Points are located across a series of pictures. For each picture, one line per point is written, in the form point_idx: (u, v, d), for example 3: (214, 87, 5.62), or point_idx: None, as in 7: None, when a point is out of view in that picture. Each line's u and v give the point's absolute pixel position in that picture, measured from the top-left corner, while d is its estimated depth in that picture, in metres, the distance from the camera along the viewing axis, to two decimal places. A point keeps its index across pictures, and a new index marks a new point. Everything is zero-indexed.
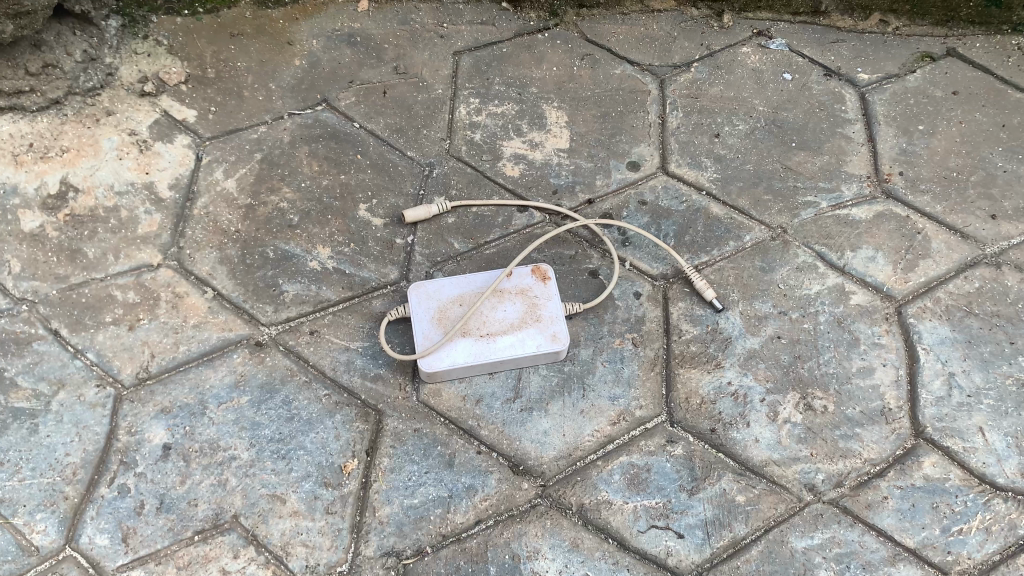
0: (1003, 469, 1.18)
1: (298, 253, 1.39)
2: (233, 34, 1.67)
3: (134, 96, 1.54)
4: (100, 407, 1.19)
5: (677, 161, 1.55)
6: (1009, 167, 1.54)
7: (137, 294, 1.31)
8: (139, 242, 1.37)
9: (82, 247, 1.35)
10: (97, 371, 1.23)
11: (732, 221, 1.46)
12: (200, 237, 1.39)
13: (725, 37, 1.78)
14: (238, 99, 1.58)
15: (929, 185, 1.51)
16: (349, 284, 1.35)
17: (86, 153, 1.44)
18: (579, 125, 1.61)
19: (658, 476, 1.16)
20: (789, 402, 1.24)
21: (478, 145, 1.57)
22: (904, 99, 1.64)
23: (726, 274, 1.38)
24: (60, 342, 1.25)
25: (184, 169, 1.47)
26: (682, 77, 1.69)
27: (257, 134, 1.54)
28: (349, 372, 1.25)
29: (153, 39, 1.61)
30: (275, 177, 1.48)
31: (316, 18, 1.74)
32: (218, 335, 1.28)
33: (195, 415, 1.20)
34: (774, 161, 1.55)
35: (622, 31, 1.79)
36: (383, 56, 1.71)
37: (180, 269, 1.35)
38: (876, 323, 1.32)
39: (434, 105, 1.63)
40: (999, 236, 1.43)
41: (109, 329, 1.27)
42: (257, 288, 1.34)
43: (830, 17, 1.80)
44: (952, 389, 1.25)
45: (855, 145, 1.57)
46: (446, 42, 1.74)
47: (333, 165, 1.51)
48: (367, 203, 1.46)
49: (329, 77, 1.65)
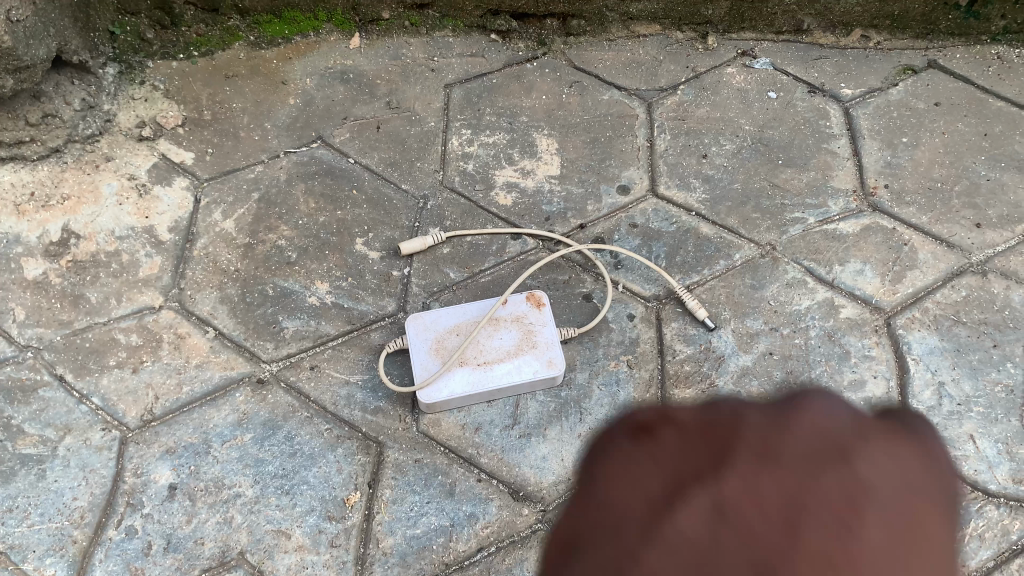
0: (995, 476, 1.19)
1: (297, 289, 1.41)
2: (227, 75, 1.70)
3: (132, 141, 1.57)
4: (107, 450, 1.22)
5: (666, 183, 1.57)
6: (992, 176, 1.56)
7: (140, 337, 1.34)
8: (141, 286, 1.40)
9: (85, 292, 1.38)
10: (103, 415, 1.26)
11: (722, 240, 1.48)
12: (200, 278, 1.42)
13: (710, 58, 1.79)
14: (234, 141, 1.61)
15: (914, 197, 1.53)
16: (347, 318, 1.38)
17: (86, 200, 1.47)
18: (569, 152, 1.63)
19: None
20: None
21: (471, 175, 1.59)
22: (888, 113, 1.67)
23: (717, 294, 1.40)
24: (66, 388, 1.28)
25: (183, 212, 1.50)
26: (669, 100, 1.71)
27: (254, 173, 1.57)
28: (350, 406, 1.28)
29: (150, 84, 1.65)
30: (272, 216, 1.51)
31: (308, 57, 1.76)
32: (221, 375, 1.31)
33: (199, 454, 1.22)
34: (761, 179, 1.57)
35: (608, 57, 1.80)
36: (375, 92, 1.73)
37: (181, 309, 1.38)
38: (866, 336, 1.34)
39: (427, 138, 1.65)
40: (984, 244, 1.45)
41: (113, 373, 1.30)
42: (258, 326, 1.37)
43: (813, 34, 1.82)
44: (942, 399, 1.27)
45: (841, 160, 1.59)
46: (437, 75, 1.76)
47: (328, 201, 1.54)
48: (363, 236, 1.49)
49: (323, 114, 1.68)
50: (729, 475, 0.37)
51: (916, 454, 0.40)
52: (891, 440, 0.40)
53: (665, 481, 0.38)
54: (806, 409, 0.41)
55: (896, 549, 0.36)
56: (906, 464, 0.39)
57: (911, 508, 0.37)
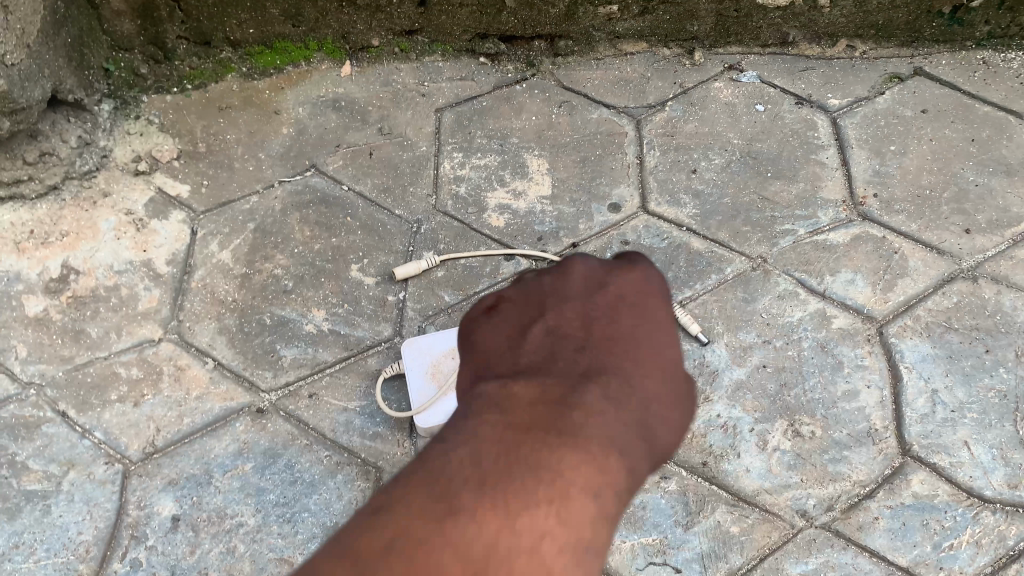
0: (990, 481, 1.21)
1: (294, 317, 1.43)
2: (221, 107, 1.71)
3: (129, 176, 1.59)
4: (110, 484, 1.24)
5: (656, 200, 1.58)
6: (980, 182, 1.57)
7: (140, 370, 1.36)
8: (140, 319, 1.41)
9: (85, 328, 1.40)
10: (105, 449, 1.27)
11: (713, 254, 1.49)
12: (199, 310, 1.43)
13: (698, 74, 1.80)
14: (229, 172, 1.62)
15: (903, 205, 1.54)
16: (344, 344, 1.40)
17: (85, 237, 1.49)
18: (560, 171, 1.65)
19: (654, 513, 1.20)
20: (778, 430, 1.27)
21: (463, 198, 1.61)
22: (875, 122, 1.68)
23: (709, 308, 1.42)
24: (69, 423, 1.30)
25: (180, 244, 1.51)
26: (657, 117, 1.72)
27: (249, 204, 1.58)
28: (348, 432, 1.29)
29: (145, 119, 1.67)
30: (268, 246, 1.52)
31: (301, 86, 1.77)
32: (221, 405, 1.32)
33: (201, 485, 1.25)
34: (750, 192, 1.59)
35: (597, 76, 1.81)
36: (367, 119, 1.73)
37: (181, 342, 1.39)
38: (859, 345, 1.35)
39: (419, 162, 1.66)
40: (975, 250, 1.46)
41: (115, 407, 1.32)
42: (256, 356, 1.38)
43: (798, 46, 1.83)
44: (936, 406, 1.29)
45: (830, 171, 1.60)
46: (427, 100, 1.76)
47: (323, 229, 1.55)
48: (358, 263, 1.51)
49: (316, 143, 1.68)
50: (551, 319, 0.64)
51: (641, 275, 0.67)
52: (626, 267, 0.68)
53: (518, 334, 0.64)
54: (572, 268, 0.68)
55: (645, 323, 0.64)
56: (638, 279, 0.67)
57: (645, 299, 0.66)
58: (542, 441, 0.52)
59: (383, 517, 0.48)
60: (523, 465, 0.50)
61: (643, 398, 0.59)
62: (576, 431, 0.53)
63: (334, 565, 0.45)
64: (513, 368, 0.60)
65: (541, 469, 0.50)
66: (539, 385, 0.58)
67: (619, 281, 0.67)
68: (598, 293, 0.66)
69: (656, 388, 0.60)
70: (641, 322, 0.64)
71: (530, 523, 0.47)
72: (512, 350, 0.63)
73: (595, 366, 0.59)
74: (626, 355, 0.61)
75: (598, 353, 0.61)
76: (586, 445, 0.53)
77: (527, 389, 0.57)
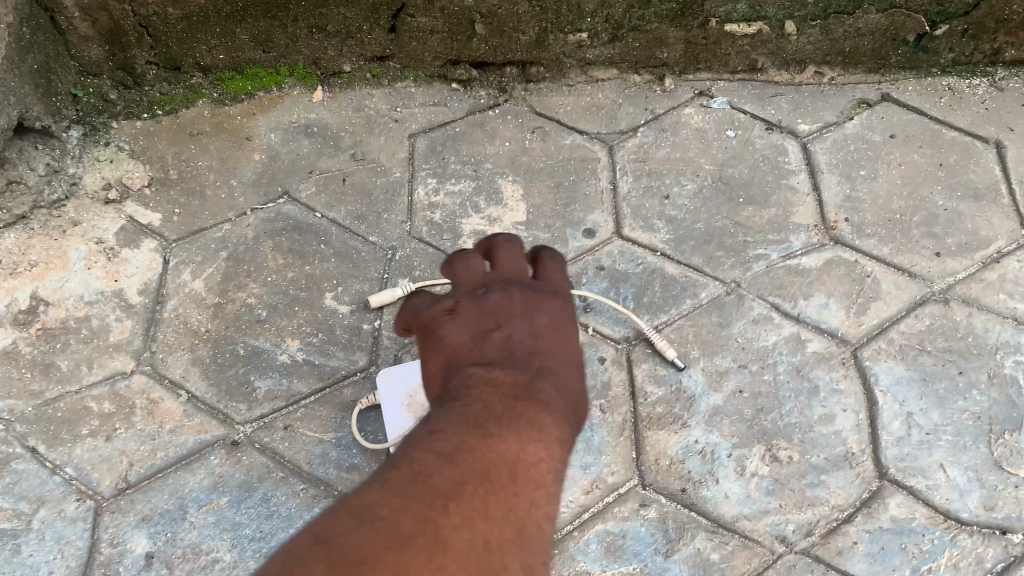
0: (966, 504, 1.22)
1: (268, 347, 1.42)
2: (192, 134, 1.69)
3: (99, 204, 1.57)
4: (82, 520, 1.22)
5: (630, 225, 1.59)
6: (949, 206, 1.59)
7: (112, 404, 1.34)
8: (112, 350, 1.39)
9: (56, 360, 1.38)
10: (77, 485, 1.25)
11: (687, 279, 1.50)
12: (172, 340, 1.42)
13: (669, 100, 1.82)
14: (201, 199, 1.60)
15: (874, 229, 1.56)
16: (319, 375, 1.39)
17: (55, 266, 1.47)
18: (534, 198, 1.65)
19: (635, 542, 1.20)
20: (756, 455, 1.28)
21: (438, 225, 1.60)
22: (845, 146, 1.70)
23: (685, 333, 1.42)
24: (39, 459, 1.28)
25: (152, 274, 1.49)
26: (630, 142, 1.73)
27: (221, 232, 1.56)
28: (325, 464, 1.29)
29: (115, 145, 1.64)
30: (241, 274, 1.51)
31: (272, 112, 1.75)
32: (195, 438, 1.31)
33: (175, 520, 1.23)
34: (723, 218, 1.60)
35: (568, 103, 1.82)
36: (339, 145, 1.72)
37: (154, 373, 1.37)
38: (834, 369, 1.36)
39: (393, 189, 1.65)
40: (945, 273, 1.48)
41: (86, 441, 1.30)
42: (230, 388, 1.37)
43: (767, 73, 1.85)
44: (912, 429, 1.30)
45: (801, 196, 1.62)
46: (400, 126, 1.76)
47: (297, 257, 1.54)
48: (332, 291, 1.50)
49: (289, 169, 1.67)
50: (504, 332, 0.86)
51: (563, 305, 0.95)
52: (551, 298, 0.95)
53: (479, 341, 0.86)
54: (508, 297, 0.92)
55: (568, 335, 0.91)
56: (560, 305, 0.95)
57: (570, 317, 0.93)
58: (520, 400, 0.76)
59: (439, 438, 0.68)
60: (506, 418, 0.72)
61: (576, 363, 0.88)
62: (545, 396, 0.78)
63: (423, 459, 0.65)
64: (484, 361, 0.83)
65: (524, 412, 0.74)
66: (507, 370, 0.80)
67: (561, 299, 0.95)
68: (537, 316, 0.90)
69: (576, 385, 0.86)
70: (565, 345, 0.89)
71: (540, 457, 0.70)
72: (479, 350, 0.85)
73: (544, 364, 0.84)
74: (560, 363, 0.86)
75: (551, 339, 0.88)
76: (558, 402, 0.79)
77: (503, 375, 0.80)
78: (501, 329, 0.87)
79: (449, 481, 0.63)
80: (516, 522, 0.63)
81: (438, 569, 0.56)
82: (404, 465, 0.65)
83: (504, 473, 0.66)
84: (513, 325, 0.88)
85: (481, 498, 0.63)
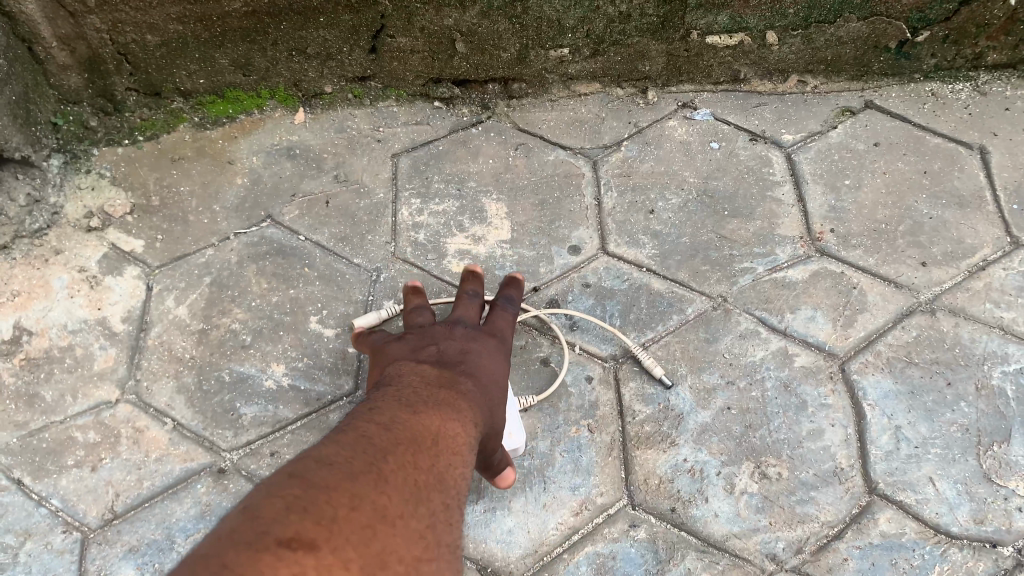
0: (956, 518, 1.22)
1: (253, 373, 1.41)
2: (174, 158, 1.69)
3: (81, 232, 1.56)
4: (68, 553, 1.21)
5: (615, 241, 1.58)
6: (935, 215, 1.59)
7: (97, 433, 1.33)
8: (96, 379, 1.38)
9: (39, 391, 1.36)
10: (63, 517, 1.24)
11: (674, 295, 1.49)
12: (156, 368, 1.41)
13: (652, 113, 1.82)
14: (184, 225, 1.60)
15: (860, 239, 1.56)
16: (305, 401, 1.38)
17: (37, 296, 1.46)
18: (519, 216, 1.64)
19: (625, 562, 1.19)
20: (744, 472, 1.27)
21: (423, 245, 1.59)
22: (829, 156, 1.70)
23: (672, 350, 1.41)
24: (24, 491, 1.26)
25: (136, 301, 1.48)
26: (614, 157, 1.73)
27: (204, 257, 1.55)
28: None
29: (96, 172, 1.63)
30: (225, 299, 1.50)
31: (253, 135, 1.75)
32: (181, 467, 1.30)
33: (163, 551, 1.22)
34: (708, 231, 1.59)
35: (552, 118, 1.82)
36: (322, 166, 1.71)
37: (139, 402, 1.36)
38: (822, 383, 1.36)
39: (377, 210, 1.64)
40: (931, 283, 1.48)
41: (71, 473, 1.29)
42: (216, 415, 1.36)
43: (750, 83, 1.85)
44: (900, 443, 1.29)
45: (786, 207, 1.61)
46: (383, 145, 1.75)
47: (281, 281, 1.53)
48: (317, 314, 1.49)
49: (271, 192, 1.66)
50: (441, 350, 1.05)
51: (495, 343, 1.13)
52: (486, 338, 1.13)
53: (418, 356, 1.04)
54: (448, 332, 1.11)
55: (497, 359, 1.09)
56: (492, 344, 1.12)
57: (499, 352, 1.12)
58: (447, 389, 0.91)
59: (375, 411, 0.81)
60: (432, 400, 0.86)
61: (497, 375, 1.05)
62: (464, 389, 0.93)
63: (362, 424, 0.76)
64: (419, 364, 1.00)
65: (448, 401, 0.88)
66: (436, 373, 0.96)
67: (494, 342, 1.13)
68: (471, 343, 1.09)
69: (499, 388, 1.02)
70: (493, 362, 1.07)
71: (458, 431, 0.83)
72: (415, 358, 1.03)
73: (470, 370, 1.00)
74: (486, 372, 1.03)
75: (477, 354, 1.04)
76: (476, 395, 0.94)
77: (432, 373, 0.96)
78: (436, 345, 1.06)
79: (383, 438, 0.73)
80: (438, 472, 0.74)
81: (382, 489, 0.65)
82: (347, 429, 0.75)
83: (430, 436, 0.78)
84: (445, 343, 1.06)
85: (412, 452, 0.73)
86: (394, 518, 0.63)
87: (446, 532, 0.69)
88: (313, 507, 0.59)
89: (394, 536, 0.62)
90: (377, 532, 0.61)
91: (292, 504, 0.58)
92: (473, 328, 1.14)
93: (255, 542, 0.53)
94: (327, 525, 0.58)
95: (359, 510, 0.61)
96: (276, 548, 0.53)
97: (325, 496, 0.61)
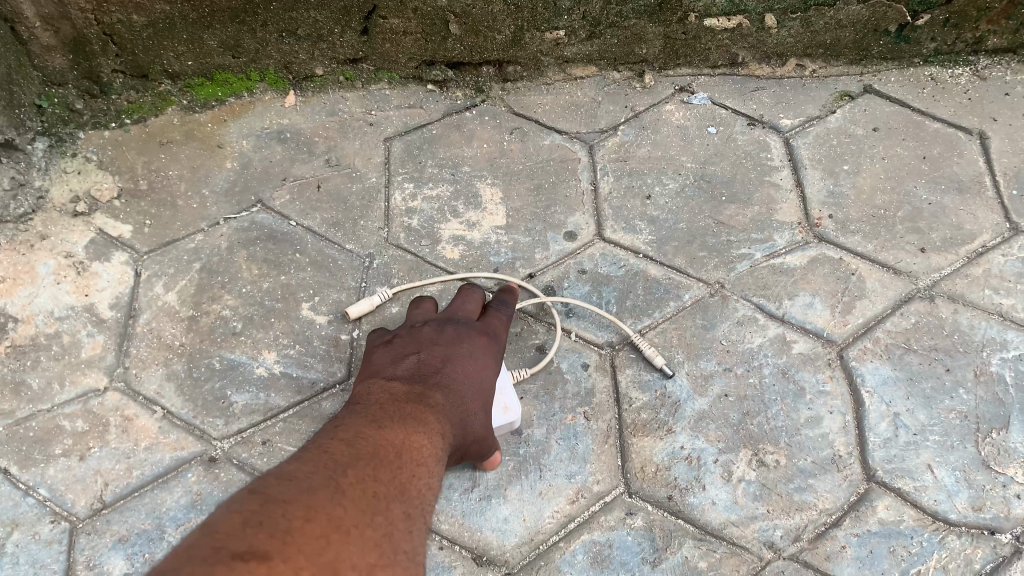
0: (954, 505, 1.21)
1: (244, 360, 1.39)
2: (162, 142, 1.66)
3: (67, 217, 1.53)
4: (56, 543, 1.19)
5: (611, 227, 1.56)
6: (933, 200, 1.57)
7: (85, 422, 1.31)
8: (84, 367, 1.36)
9: (26, 378, 1.34)
10: (51, 507, 1.22)
11: (671, 281, 1.48)
12: (145, 356, 1.38)
13: (649, 97, 1.80)
14: (173, 210, 1.57)
15: (858, 225, 1.54)
16: (297, 388, 1.36)
17: (23, 282, 1.43)
18: (514, 201, 1.62)
19: (621, 551, 1.17)
20: (742, 460, 1.26)
21: (416, 230, 1.57)
22: (827, 141, 1.68)
23: (669, 336, 1.40)
24: (11, 481, 1.24)
25: (124, 287, 1.46)
26: (610, 142, 1.71)
27: (194, 243, 1.53)
28: None
29: (82, 156, 1.61)
30: (215, 285, 1.48)
31: (243, 118, 1.72)
32: (171, 456, 1.28)
33: (153, 540, 1.20)
34: (705, 217, 1.57)
35: (547, 102, 1.80)
36: (314, 150, 1.69)
37: (127, 390, 1.34)
38: (820, 370, 1.35)
39: (369, 195, 1.62)
40: (930, 269, 1.47)
41: (59, 462, 1.27)
42: (206, 403, 1.34)
43: (748, 66, 1.83)
44: (899, 430, 1.28)
45: (784, 193, 1.60)
46: (375, 129, 1.73)
47: (272, 267, 1.51)
48: (309, 301, 1.47)
49: (262, 177, 1.64)
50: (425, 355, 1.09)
51: (488, 341, 1.17)
52: (479, 336, 1.16)
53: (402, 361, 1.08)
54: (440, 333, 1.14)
55: (486, 360, 1.13)
56: (484, 343, 1.16)
57: (490, 352, 1.15)
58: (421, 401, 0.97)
59: (343, 429, 0.86)
60: (403, 415, 0.92)
61: (481, 379, 1.10)
62: (434, 403, 0.98)
63: (329, 442, 0.82)
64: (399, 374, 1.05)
65: (421, 414, 0.94)
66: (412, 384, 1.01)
67: (486, 340, 1.16)
68: (460, 344, 1.12)
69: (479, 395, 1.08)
70: (478, 364, 1.11)
71: (422, 444, 0.88)
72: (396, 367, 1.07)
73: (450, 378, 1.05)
74: (469, 377, 1.07)
75: (457, 361, 1.08)
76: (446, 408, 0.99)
77: (408, 384, 1.01)
78: (418, 352, 1.10)
79: (345, 456, 0.78)
80: (400, 486, 0.79)
81: (338, 502, 0.70)
82: (314, 447, 0.81)
83: (392, 452, 0.83)
84: (427, 350, 1.10)
85: (374, 468, 0.79)
86: (348, 527, 0.68)
87: (404, 537, 0.73)
88: (267, 521, 0.64)
89: (348, 543, 0.66)
90: (331, 541, 0.65)
91: (249, 520, 0.64)
92: (466, 325, 1.17)
93: (209, 555, 0.57)
94: (281, 537, 0.62)
95: (313, 522, 0.65)
96: (227, 558, 0.57)
97: (280, 512, 0.65)
